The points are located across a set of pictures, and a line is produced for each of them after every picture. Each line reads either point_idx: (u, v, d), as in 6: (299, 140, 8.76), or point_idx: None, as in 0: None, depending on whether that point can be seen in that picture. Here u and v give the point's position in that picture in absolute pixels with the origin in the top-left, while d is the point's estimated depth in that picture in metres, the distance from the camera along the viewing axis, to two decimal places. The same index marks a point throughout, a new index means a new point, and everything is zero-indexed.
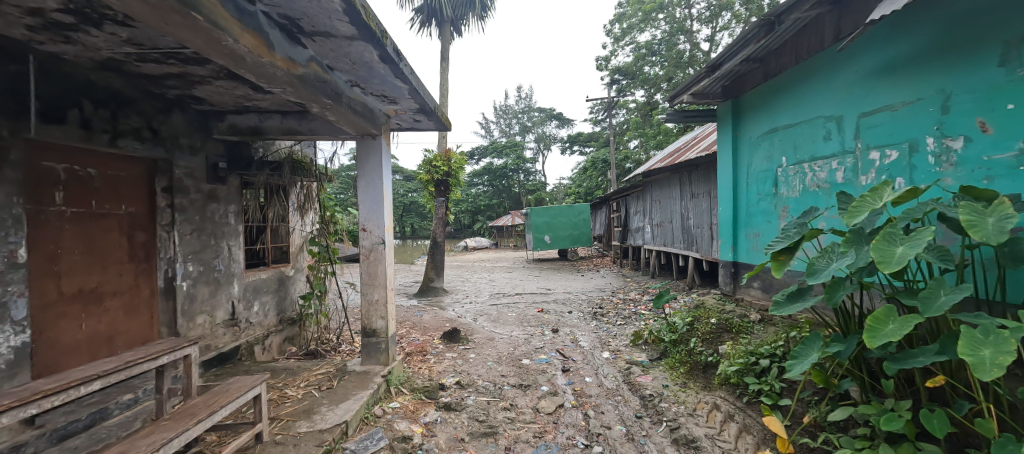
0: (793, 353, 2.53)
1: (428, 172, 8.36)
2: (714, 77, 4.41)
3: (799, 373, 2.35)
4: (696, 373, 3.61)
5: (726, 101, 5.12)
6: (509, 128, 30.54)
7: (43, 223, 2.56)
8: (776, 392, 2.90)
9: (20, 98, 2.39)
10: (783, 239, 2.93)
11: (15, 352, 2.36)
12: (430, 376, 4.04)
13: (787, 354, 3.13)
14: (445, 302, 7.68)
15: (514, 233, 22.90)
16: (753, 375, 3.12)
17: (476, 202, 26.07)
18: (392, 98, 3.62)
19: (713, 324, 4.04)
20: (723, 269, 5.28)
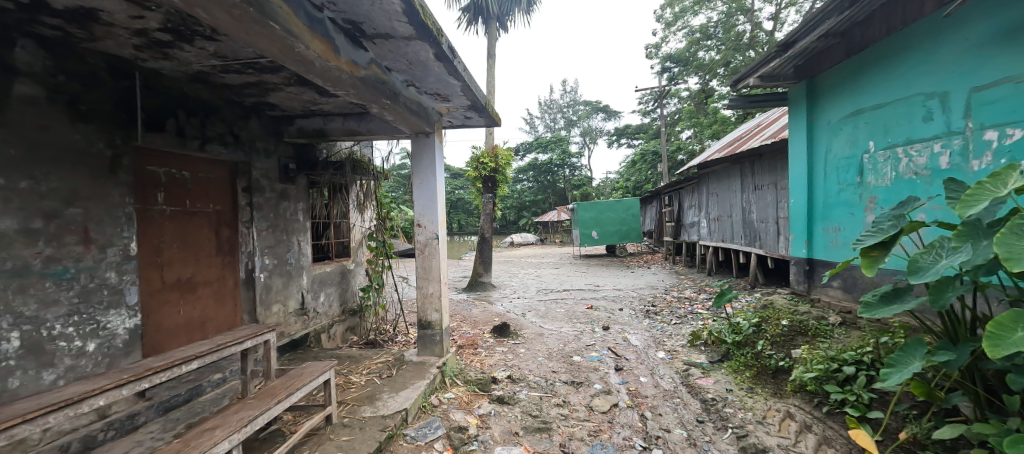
0: (890, 361, 2.28)
1: (476, 169, 8.45)
2: (786, 57, 4.08)
3: (896, 384, 2.12)
4: (764, 378, 3.39)
5: (800, 82, 4.71)
6: (555, 122, 30.24)
7: (148, 220, 2.91)
8: (864, 404, 2.64)
9: (129, 110, 2.73)
10: (875, 233, 2.63)
11: (129, 333, 2.72)
12: (482, 369, 4.11)
13: (877, 362, 2.84)
14: (493, 296, 7.81)
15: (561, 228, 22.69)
16: (835, 383, 2.86)
17: (522, 199, 26.24)
18: (445, 96, 3.70)
19: (784, 327, 3.77)
20: (796, 268, 4.89)
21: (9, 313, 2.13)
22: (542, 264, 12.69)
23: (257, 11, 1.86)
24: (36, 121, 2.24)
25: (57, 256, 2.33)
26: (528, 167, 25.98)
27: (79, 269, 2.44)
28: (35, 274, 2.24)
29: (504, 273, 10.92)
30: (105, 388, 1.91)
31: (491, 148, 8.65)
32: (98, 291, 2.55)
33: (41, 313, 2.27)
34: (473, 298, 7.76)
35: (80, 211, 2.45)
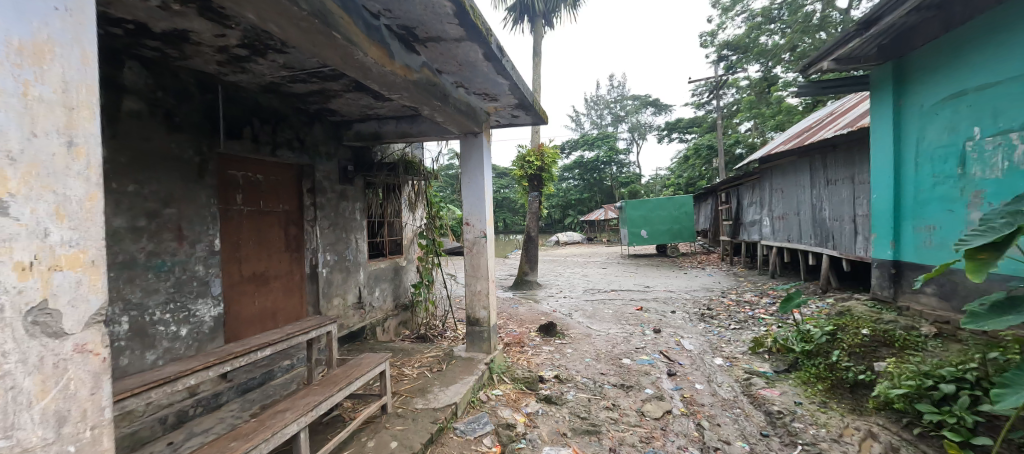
0: (1003, 380, 2.00)
1: (522, 167, 8.43)
2: (869, 35, 3.69)
3: (1012, 407, 1.86)
4: (840, 393, 3.12)
5: (886, 64, 4.27)
6: (603, 119, 29.57)
7: (229, 219, 3.21)
8: (968, 428, 2.35)
9: (213, 120, 3.01)
10: (984, 233, 2.32)
11: (214, 320, 3.02)
12: (529, 367, 4.11)
13: (983, 380, 2.50)
14: (539, 295, 7.79)
15: (608, 227, 22.19)
16: (929, 403, 2.57)
17: (568, 197, 25.96)
18: (493, 96, 3.73)
19: (866, 336, 3.40)
20: (880, 271, 4.43)
21: (121, 300, 2.44)
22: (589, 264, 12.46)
23: (321, 23, 2.04)
24: (140, 132, 2.55)
25: (156, 250, 2.64)
26: (572, 166, 25.61)
27: (174, 262, 2.74)
28: (139, 266, 2.54)
29: (550, 273, 10.85)
30: (195, 368, 2.15)
31: (536, 146, 8.61)
32: (189, 282, 2.85)
33: (145, 301, 2.57)
34: (519, 296, 7.79)
35: (174, 211, 2.75)
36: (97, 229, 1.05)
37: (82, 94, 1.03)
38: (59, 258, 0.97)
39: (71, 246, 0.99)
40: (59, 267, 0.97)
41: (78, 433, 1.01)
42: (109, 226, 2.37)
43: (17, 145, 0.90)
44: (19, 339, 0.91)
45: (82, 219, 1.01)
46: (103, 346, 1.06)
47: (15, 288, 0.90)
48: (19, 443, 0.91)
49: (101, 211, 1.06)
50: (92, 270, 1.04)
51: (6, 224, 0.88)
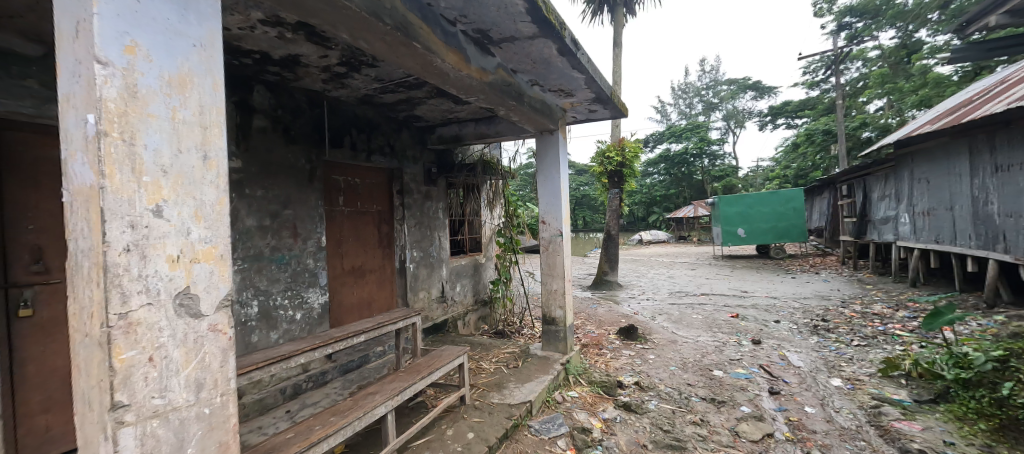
0: None
1: (601, 163, 8.14)
2: None
3: None
4: (1013, 438, 2.52)
5: None
6: (693, 107, 27.39)
7: (333, 219, 3.60)
8: None
9: (320, 132, 3.38)
10: None
11: (321, 308, 3.41)
12: (607, 371, 3.96)
13: None
14: (620, 296, 7.47)
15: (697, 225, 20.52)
16: None
17: (651, 193, 24.57)
18: (569, 91, 3.65)
19: None
20: None
21: (251, 287, 2.86)
22: (675, 265, 11.64)
23: (403, 35, 2.18)
24: (265, 145, 2.96)
25: (277, 245, 3.05)
26: (659, 159, 24.10)
27: (290, 256, 3.15)
28: (265, 259, 2.96)
29: (632, 273, 10.34)
30: (305, 349, 2.46)
31: (617, 141, 8.24)
32: (303, 273, 3.25)
33: (269, 288, 2.99)
34: (599, 296, 7.56)
35: (291, 212, 3.15)
36: (225, 229, 1.29)
37: (214, 116, 1.28)
38: (197, 252, 1.21)
39: (205, 242, 1.23)
40: (198, 260, 1.22)
41: (211, 397, 1.25)
42: (243, 225, 2.80)
43: (168, 161, 1.15)
44: (170, 318, 1.15)
45: (214, 220, 1.26)
46: (230, 327, 1.30)
47: (168, 276, 1.14)
48: (171, 402, 1.15)
49: (228, 213, 1.30)
50: (220, 262, 1.28)
51: (161, 224, 1.13)
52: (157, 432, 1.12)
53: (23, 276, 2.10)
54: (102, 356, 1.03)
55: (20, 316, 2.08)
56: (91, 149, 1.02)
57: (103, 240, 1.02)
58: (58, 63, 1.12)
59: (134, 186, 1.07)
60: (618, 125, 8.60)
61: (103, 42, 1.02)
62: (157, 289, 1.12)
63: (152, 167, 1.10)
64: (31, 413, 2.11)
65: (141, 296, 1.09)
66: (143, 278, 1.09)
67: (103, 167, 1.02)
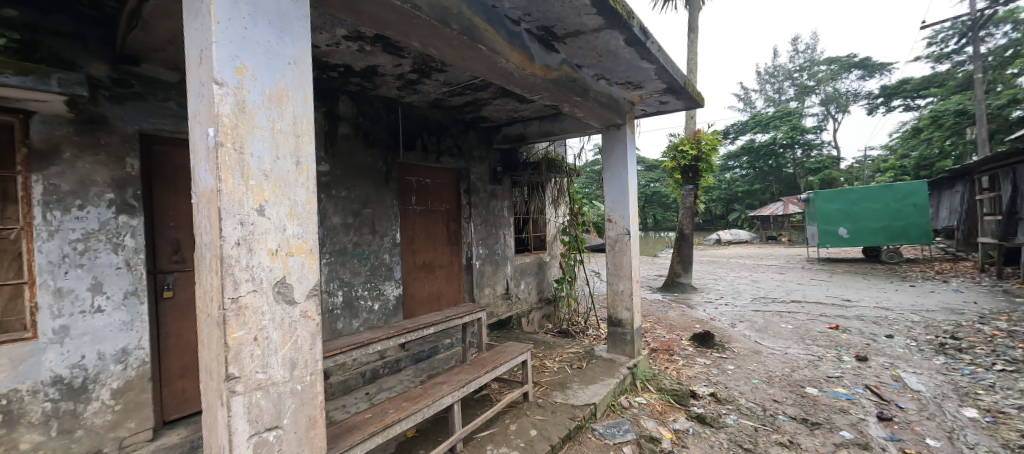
0: None
1: (674, 158, 7.55)
2: None
3: None
4: None
5: None
6: (786, 93, 24.61)
7: (406, 217, 3.84)
8: None
9: (395, 136, 3.63)
10: None
11: (396, 300, 3.65)
12: (678, 379, 3.73)
13: None
14: (694, 300, 6.97)
15: (789, 223, 18.43)
16: None
17: (735, 188, 22.55)
18: (638, 83, 3.49)
19: None
20: None
21: (337, 278, 3.17)
22: (761, 268, 10.55)
23: (469, 39, 2.25)
24: (348, 150, 3.25)
25: (358, 241, 3.33)
26: (744, 151, 21.99)
27: (370, 251, 3.42)
28: (348, 253, 3.26)
29: (709, 275, 9.59)
30: (381, 337, 2.66)
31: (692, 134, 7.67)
32: (380, 268, 3.51)
33: (352, 280, 3.28)
34: (670, 299, 7.13)
35: (370, 211, 3.43)
36: (313, 226, 1.48)
37: (305, 126, 1.47)
38: (291, 246, 1.41)
39: (298, 238, 1.43)
40: (292, 253, 1.41)
41: (303, 376, 1.45)
42: (330, 223, 3.10)
43: (269, 167, 1.35)
44: (270, 303, 1.35)
45: (305, 218, 1.45)
46: (317, 314, 1.48)
47: (269, 267, 1.34)
48: (271, 377, 1.35)
49: (316, 212, 1.49)
50: (310, 256, 1.47)
51: (264, 222, 1.33)
52: (260, 402, 1.33)
53: (166, 264, 2.56)
54: (220, 334, 1.25)
55: (164, 297, 2.53)
56: (212, 158, 1.25)
57: (220, 235, 1.24)
58: (188, 86, 1.36)
59: (243, 189, 1.28)
60: (694, 116, 8.01)
61: (221, 68, 1.24)
62: (260, 278, 1.32)
63: (256, 173, 1.31)
64: (172, 377, 2.57)
65: (248, 284, 1.30)
66: (249, 268, 1.30)
67: (221, 173, 1.24)
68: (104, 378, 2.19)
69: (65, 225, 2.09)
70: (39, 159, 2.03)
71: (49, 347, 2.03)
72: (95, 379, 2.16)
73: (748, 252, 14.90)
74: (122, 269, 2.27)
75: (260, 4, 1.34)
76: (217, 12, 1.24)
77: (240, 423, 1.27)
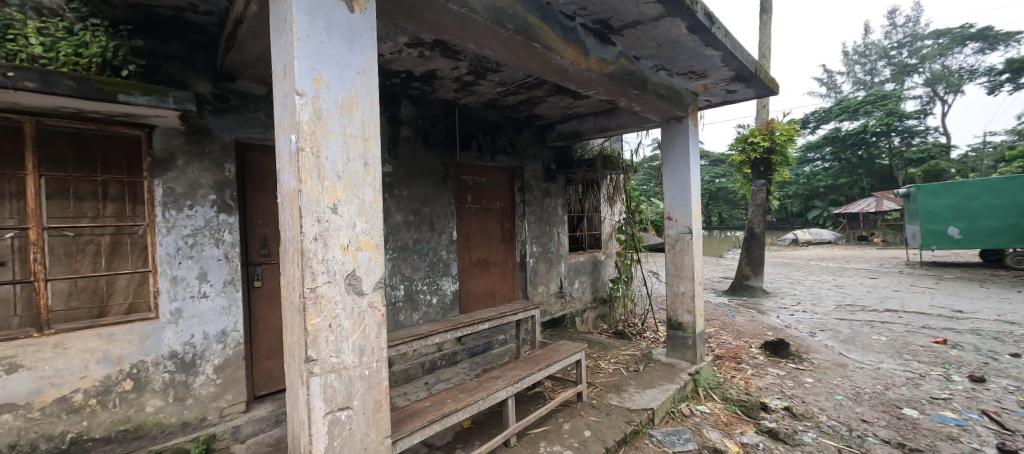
0: None
1: (743, 151, 6.93)
2: None
3: None
4: None
5: None
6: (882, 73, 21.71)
7: (462, 215, 3.97)
8: None
9: (452, 137, 3.76)
10: None
11: (453, 295, 3.79)
12: (747, 389, 3.46)
13: None
14: (766, 305, 6.41)
15: (886, 221, 16.26)
16: None
17: (818, 183, 20.33)
18: (702, 72, 3.29)
19: None
20: None
21: (399, 273, 3.36)
22: (848, 271, 9.41)
23: (524, 38, 2.27)
24: (409, 152, 3.42)
25: (418, 238, 3.51)
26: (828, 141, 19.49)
27: (429, 247, 3.59)
28: (409, 249, 3.44)
29: (785, 278, 8.75)
30: (438, 330, 2.78)
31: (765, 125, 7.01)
32: (438, 264, 3.67)
33: (413, 275, 3.46)
34: (738, 303, 6.62)
35: (429, 209, 3.59)
36: (379, 222, 1.59)
37: (372, 130, 1.59)
38: (360, 242, 1.53)
39: (366, 234, 1.55)
40: (361, 248, 1.54)
41: (370, 361, 1.57)
42: (393, 221, 3.30)
43: (341, 169, 1.49)
44: (342, 293, 1.49)
45: (373, 215, 1.57)
46: (383, 305, 1.60)
47: (341, 260, 1.48)
48: (343, 361, 1.49)
49: (382, 209, 1.61)
50: (376, 251, 1.59)
51: (337, 219, 1.47)
52: (334, 383, 1.47)
53: (256, 257, 2.89)
54: (301, 319, 1.41)
55: (255, 286, 2.87)
56: (294, 162, 1.40)
57: (301, 231, 1.39)
58: (275, 99, 1.54)
59: (320, 189, 1.43)
60: (766, 105, 7.34)
61: (301, 80, 1.39)
62: (334, 271, 1.46)
63: (331, 174, 1.45)
64: (261, 357, 2.89)
65: (324, 276, 1.44)
66: (325, 261, 1.44)
67: (301, 175, 1.39)
68: (208, 355, 2.53)
69: (178, 223, 2.44)
70: (159, 165, 2.39)
71: (166, 326, 2.39)
72: (202, 355, 2.51)
73: (834, 253, 13.33)
74: (222, 261, 2.60)
75: (334, 19, 1.48)
76: (298, 29, 1.39)
77: (317, 400, 1.41)
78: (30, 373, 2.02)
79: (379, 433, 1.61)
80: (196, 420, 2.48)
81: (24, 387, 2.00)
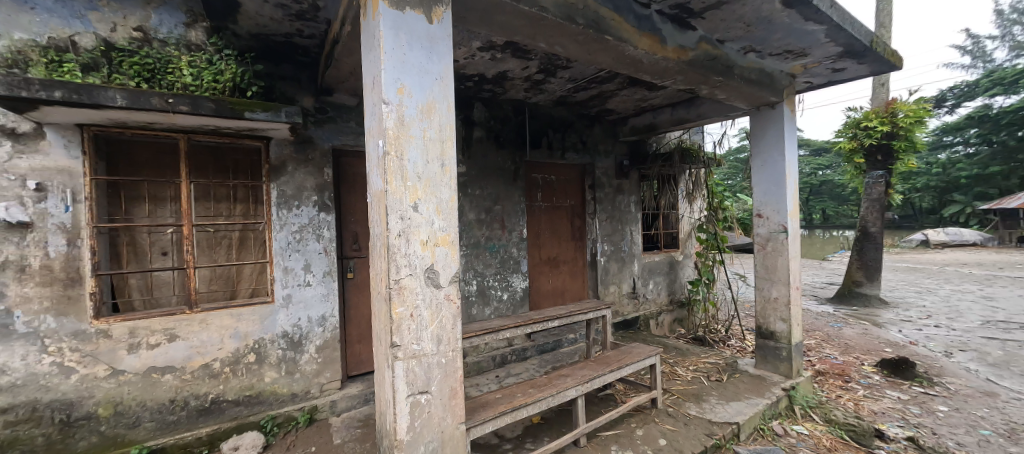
0: None
1: (854, 137, 5.99)
2: None
3: None
4: None
5: None
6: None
7: (533, 213, 4.01)
8: None
9: (523, 136, 3.81)
10: None
11: (523, 292, 3.85)
12: (857, 412, 3.01)
13: None
14: (884, 316, 5.49)
15: None
16: None
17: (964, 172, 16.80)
18: (801, 51, 2.91)
19: None
20: None
21: (472, 269, 3.51)
22: (1001, 280, 7.67)
23: (596, 31, 2.23)
24: (481, 153, 3.55)
25: (490, 236, 3.62)
26: (970, 122, 15.39)
27: (500, 245, 3.69)
28: (481, 246, 3.57)
29: (910, 286, 7.41)
30: (507, 326, 2.85)
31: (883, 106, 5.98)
32: (509, 260, 3.75)
33: (484, 271, 3.59)
34: (847, 313, 5.76)
35: (501, 207, 3.68)
36: (455, 220, 1.69)
37: (449, 133, 1.68)
38: (437, 238, 1.64)
39: (442, 231, 1.65)
40: (438, 244, 1.65)
41: (446, 350, 1.68)
42: (466, 219, 3.45)
43: (421, 170, 1.60)
44: (422, 286, 1.61)
45: (449, 213, 1.67)
46: (458, 298, 1.70)
47: (420, 255, 1.60)
48: (422, 349, 1.61)
49: (457, 207, 1.70)
50: (452, 247, 1.69)
51: (417, 217, 1.59)
52: (415, 368, 1.59)
53: (349, 252, 3.22)
54: (387, 308, 1.55)
55: (347, 278, 3.21)
56: (381, 165, 1.54)
57: (387, 228, 1.53)
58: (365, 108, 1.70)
59: (402, 190, 1.56)
60: (885, 82, 6.28)
61: (387, 90, 1.53)
62: (414, 265, 1.59)
63: (412, 175, 1.57)
64: (352, 341, 3.23)
65: (406, 269, 1.57)
66: (407, 255, 1.57)
67: (387, 177, 1.52)
68: (312, 336, 2.90)
69: (288, 220, 2.82)
70: (274, 171, 2.79)
71: (280, 309, 2.79)
72: (307, 336, 2.88)
73: (982, 257, 10.94)
74: (322, 254, 2.95)
75: (415, 31, 1.60)
76: (385, 44, 1.53)
77: (401, 383, 1.55)
78: (183, 342, 2.49)
79: (455, 418, 1.72)
80: (302, 392, 2.85)
81: (180, 354, 2.47)
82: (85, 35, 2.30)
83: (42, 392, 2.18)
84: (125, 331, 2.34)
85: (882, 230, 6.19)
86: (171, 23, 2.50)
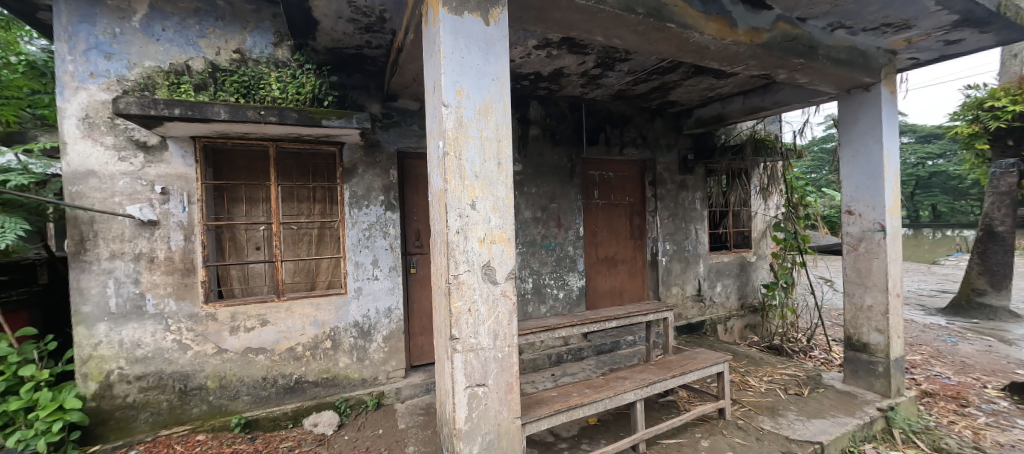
0: None
1: (974, 120, 5.10)
2: None
3: None
4: None
5: None
6: None
7: (590, 210, 3.93)
8: None
9: (579, 133, 3.75)
10: None
11: (580, 291, 3.80)
12: (977, 441, 2.56)
13: None
14: (1015, 332, 4.61)
15: None
16: None
17: None
18: (904, 23, 2.53)
19: None
20: None
21: (528, 267, 3.53)
22: None
23: (657, 19, 2.12)
24: (538, 151, 3.55)
25: (546, 234, 3.61)
26: None
27: (556, 243, 3.67)
28: (538, 244, 3.57)
29: None
30: (562, 325, 2.82)
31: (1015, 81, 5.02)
32: (566, 259, 3.71)
33: (541, 270, 3.59)
34: (966, 326, 4.91)
35: (557, 205, 3.66)
36: (511, 217, 1.71)
37: (505, 132, 1.71)
38: (494, 235, 1.68)
39: (499, 228, 1.69)
40: (495, 241, 1.68)
41: (503, 345, 1.71)
42: (522, 217, 3.47)
43: (479, 169, 1.65)
44: (479, 282, 1.65)
45: (505, 211, 1.70)
46: (514, 295, 1.72)
47: (478, 252, 1.65)
48: (479, 343, 1.66)
49: (513, 205, 1.72)
50: (509, 244, 1.72)
51: (475, 214, 1.64)
52: (473, 361, 1.65)
53: (412, 249, 3.40)
54: (447, 302, 1.62)
55: (411, 273, 3.39)
56: (441, 165, 1.61)
57: (447, 225, 1.59)
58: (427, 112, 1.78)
59: (461, 188, 1.61)
60: (1018, 53, 5.26)
61: (447, 93, 1.59)
62: (472, 261, 1.63)
63: (470, 174, 1.62)
64: (415, 333, 3.41)
65: (464, 265, 1.62)
66: (465, 252, 1.62)
67: (447, 176, 1.59)
68: (379, 327, 3.11)
69: (359, 218, 3.05)
70: (347, 174, 3.03)
71: (352, 300, 3.02)
72: (375, 326, 3.09)
73: None
74: (388, 251, 3.15)
75: (472, 34, 1.65)
76: (444, 49, 1.59)
77: (459, 374, 1.61)
78: (273, 327, 2.80)
79: (510, 412, 1.75)
80: (371, 378, 3.07)
81: (270, 337, 2.79)
82: (196, 59, 2.66)
83: (166, 365, 2.58)
84: (228, 315, 2.70)
85: (1013, 229, 5.20)
86: (262, 44, 2.81)
